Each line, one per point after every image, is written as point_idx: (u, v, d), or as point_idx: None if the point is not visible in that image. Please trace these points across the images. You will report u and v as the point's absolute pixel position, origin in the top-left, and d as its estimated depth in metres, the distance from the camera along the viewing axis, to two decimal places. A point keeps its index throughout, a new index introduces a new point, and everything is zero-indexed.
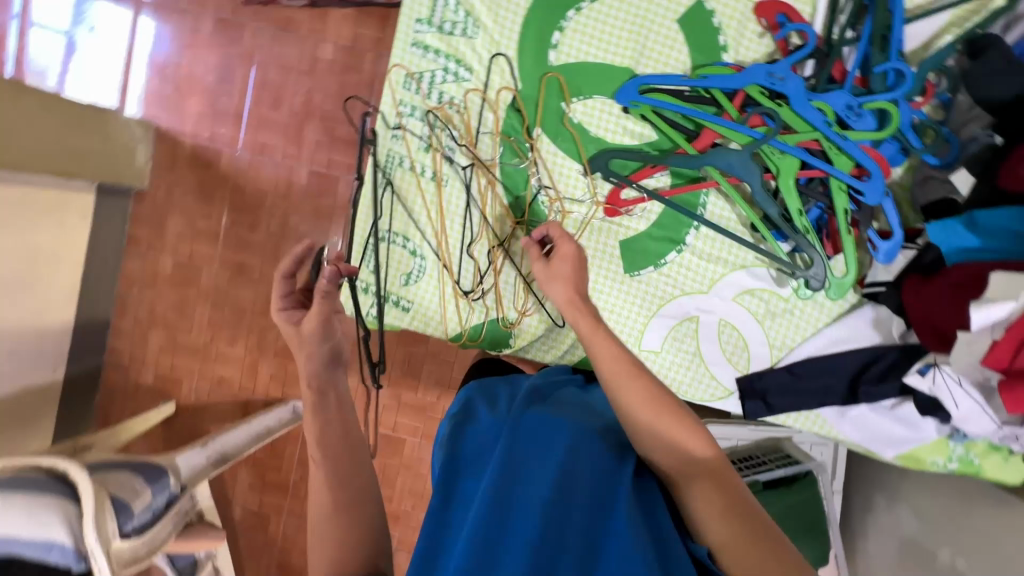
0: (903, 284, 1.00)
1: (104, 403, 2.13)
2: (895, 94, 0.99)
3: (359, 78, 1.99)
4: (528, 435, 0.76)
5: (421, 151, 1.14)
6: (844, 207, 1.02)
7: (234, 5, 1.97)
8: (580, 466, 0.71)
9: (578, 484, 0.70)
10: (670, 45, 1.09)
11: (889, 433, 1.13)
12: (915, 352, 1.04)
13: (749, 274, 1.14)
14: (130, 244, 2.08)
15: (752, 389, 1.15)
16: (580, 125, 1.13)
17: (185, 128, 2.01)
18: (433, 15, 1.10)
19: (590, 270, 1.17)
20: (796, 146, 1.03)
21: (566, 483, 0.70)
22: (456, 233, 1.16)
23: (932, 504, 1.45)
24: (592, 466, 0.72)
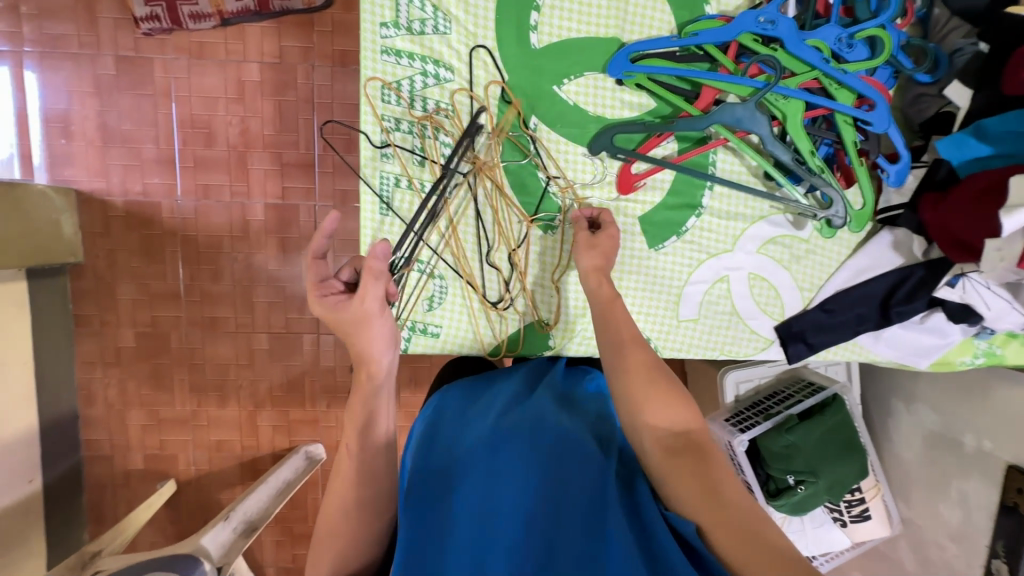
0: (921, 204, 1.03)
1: (94, 500, 1.94)
2: (882, 19, 0.99)
3: (295, 94, 1.79)
4: (519, 444, 0.83)
5: (419, 166, 1.06)
6: (852, 139, 1.04)
7: (134, 37, 1.73)
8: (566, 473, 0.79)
9: (566, 484, 0.78)
10: (652, 7, 1.05)
11: (921, 345, 1.17)
12: (939, 265, 1.07)
13: (769, 224, 1.15)
14: (79, 325, 1.86)
15: (790, 333, 1.17)
16: (577, 107, 1.08)
17: (112, 186, 1.80)
18: (399, 15, 1.00)
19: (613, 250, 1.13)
20: (797, 88, 1.02)
21: (555, 490, 0.78)
22: (471, 243, 1.09)
23: (947, 397, 1.54)
24: (579, 463, 0.80)
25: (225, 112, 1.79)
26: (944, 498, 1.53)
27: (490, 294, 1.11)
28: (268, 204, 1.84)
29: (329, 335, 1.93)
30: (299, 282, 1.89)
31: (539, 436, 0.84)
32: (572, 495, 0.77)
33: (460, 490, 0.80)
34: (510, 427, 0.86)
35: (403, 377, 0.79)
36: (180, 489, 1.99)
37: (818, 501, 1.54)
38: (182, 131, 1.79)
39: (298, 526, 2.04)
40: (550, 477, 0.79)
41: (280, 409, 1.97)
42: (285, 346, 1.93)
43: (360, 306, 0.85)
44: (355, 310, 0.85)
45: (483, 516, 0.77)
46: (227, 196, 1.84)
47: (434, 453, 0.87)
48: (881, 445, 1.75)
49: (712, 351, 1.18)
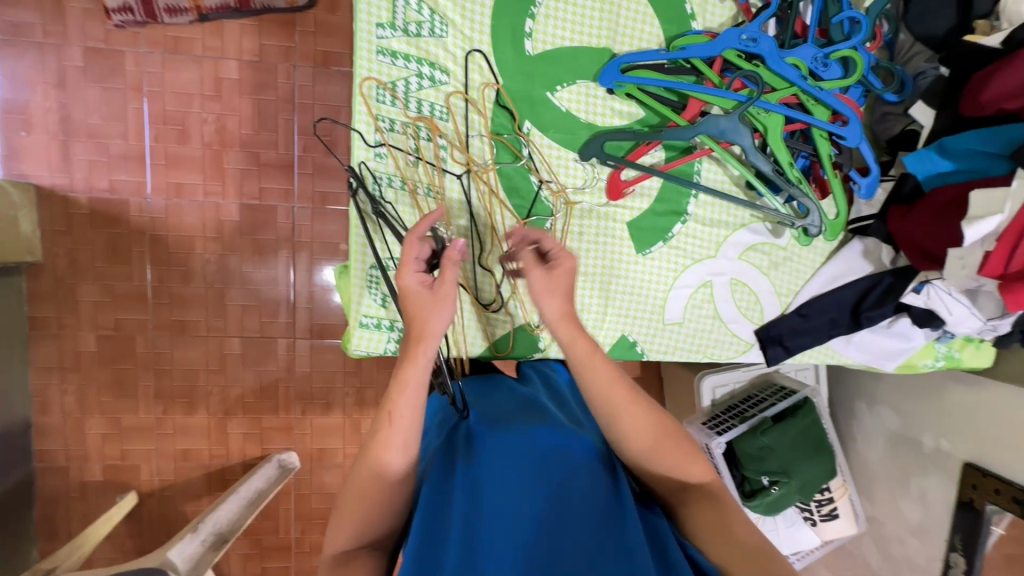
0: (889, 215, 1.10)
1: (46, 515, 1.82)
2: (854, 41, 1.05)
3: (275, 93, 1.76)
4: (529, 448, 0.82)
5: (413, 167, 1.06)
6: (827, 152, 1.10)
7: (104, 29, 1.67)
8: (574, 480, 0.79)
9: (582, 497, 0.77)
10: (642, 20, 1.09)
11: (886, 348, 1.23)
12: (906, 272, 1.14)
13: (750, 231, 1.20)
14: (35, 328, 1.76)
15: (769, 337, 1.21)
16: (569, 113, 1.10)
17: (76, 182, 1.71)
18: (395, 17, 1.01)
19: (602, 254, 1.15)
20: (778, 103, 1.07)
21: (568, 502, 0.77)
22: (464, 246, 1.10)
23: (907, 400, 1.62)
24: (587, 472, 0.80)
25: (200, 109, 1.74)
26: (904, 496, 1.61)
27: (486, 298, 1.12)
28: (244, 205, 1.80)
29: (305, 340, 1.89)
30: (275, 286, 1.85)
31: (549, 440, 0.83)
32: (585, 507, 0.76)
33: (473, 498, 0.78)
34: (523, 434, 0.84)
35: (401, 376, 0.77)
36: (141, 502, 1.89)
37: (791, 500, 1.59)
38: (154, 127, 1.73)
39: (267, 539, 1.97)
40: (564, 487, 0.78)
41: (251, 416, 1.90)
42: (258, 351, 1.87)
43: (440, 289, 0.78)
44: (433, 291, 0.78)
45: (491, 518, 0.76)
46: (201, 195, 1.78)
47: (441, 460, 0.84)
48: (846, 446, 1.83)
49: (696, 354, 1.21)
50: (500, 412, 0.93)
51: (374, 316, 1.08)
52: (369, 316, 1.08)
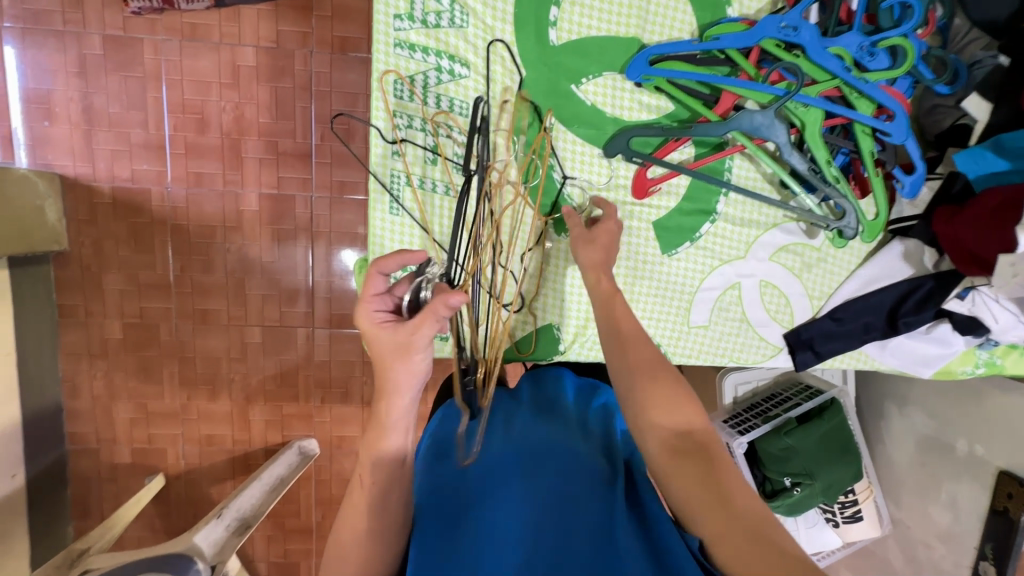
0: (934, 217, 1.04)
1: (79, 494, 1.89)
2: (905, 28, 0.98)
3: (292, 81, 1.73)
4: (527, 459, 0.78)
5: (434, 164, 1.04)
6: (870, 149, 1.03)
7: (122, 16, 1.65)
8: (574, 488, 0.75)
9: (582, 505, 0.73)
10: (674, 7, 1.03)
11: (924, 355, 1.17)
12: (949, 278, 1.07)
13: (782, 232, 1.14)
14: (64, 316, 1.79)
15: (799, 341, 1.17)
16: (594, 107, 1.05)
17: (98, 171, 1.72)
18: (413, 8, 0.96)
19: (627, 255, 1.11)
20: (818, 96, 1.00)
21: (567, 508, 0.73)
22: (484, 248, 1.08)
23: (941, 404, 1.56)
24: (587, 481, 0.76)
25: (218, 97, 1.72)
26: (934, 502, 1.56)
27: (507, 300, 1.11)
28: (263, 194, 1.79)
29: (323, 329, 1.89)
30: (294, 275, 1.85)
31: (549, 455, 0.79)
32: (584, 516, 0.72)
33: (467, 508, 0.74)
34: (526, 442, 0.81)
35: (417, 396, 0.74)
36: (168, 484, 1.94)
37: (813, 502, 1.56)
38: (173, 116, 1.72)
39: (290, 522, 2.02)
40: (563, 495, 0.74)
41: (273, 403, 1.93)
42: (278, 340, 1.88)
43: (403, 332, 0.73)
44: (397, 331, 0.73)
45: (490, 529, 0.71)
46: (220, 185, 1.77)
47: (444, 466, 0.82)
48: (873, 446, 1.78)
49: (722, 358, 1.17)
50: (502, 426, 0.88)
51: None
52: None
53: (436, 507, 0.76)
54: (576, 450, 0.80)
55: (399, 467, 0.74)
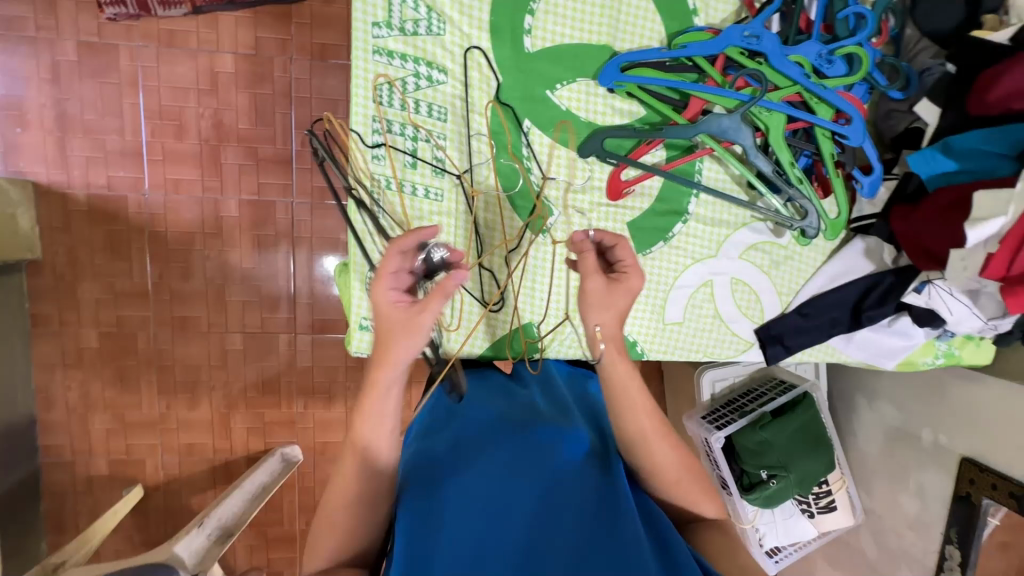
0: (891, 215, 1.10)
1: (54, 508, 1.85)
2: (859, 37, 1.04)
3: (271, 87, 1.74)
4: (514, 451, 0.80)
5: (413, 167, 1.05)
6: (830, 151, 1.08)
7: (97, 22, 1.64)
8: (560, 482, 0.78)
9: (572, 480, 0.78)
10: (644, 16, 1.07)
11: (887, 347, 1.23)
12: (908, 272, 1.14)
13: (751, 231, 1.19)
14: (37, 325, 1.76)
15: (769, 336, 1.21)
16: (569, 112, 1.09)
17: (73, 178, 1.70)
18: (391, 16, 0.99)
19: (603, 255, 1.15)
20: (780, 102, 1.05)
21: (554, 501, 0.76)
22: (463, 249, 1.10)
23: (906, 395, 1.63)
24: (572, 475, 0.79)
25: (197, 104, 1.72)
26: (903, 490, 1.62)
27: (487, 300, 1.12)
28: (243, 200, 1.79)
29: (306, 335, 1.89)
30: (276, 281, 1.85)
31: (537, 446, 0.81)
32: (570, 509, 0.75)
33: (454, 498, 0.76)
34: (514, 435, 0.83)
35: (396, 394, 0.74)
36: (147, 495, 1.91)
37: (789, 493, 1.60)
38: (150, 123, 1.71)
39: (273, 530, 2.00)
40: (551, 487, 0.77)
41: (254, 410, 1.91)
42: (260, 346, 1.88)
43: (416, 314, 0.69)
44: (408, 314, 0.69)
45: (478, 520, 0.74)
46: (199, 192, 1.77)
47: (429, 458, 0.83)
48: (844, 439, 1.85)
49: (697, 354, 1.21)
50: (488, 414, 0.90)
51: (373, 317, 1.08)
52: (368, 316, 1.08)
53: (420, 493, 0.78)
54: (562, 440, 0.83)
55: (381, 462, 0.75)
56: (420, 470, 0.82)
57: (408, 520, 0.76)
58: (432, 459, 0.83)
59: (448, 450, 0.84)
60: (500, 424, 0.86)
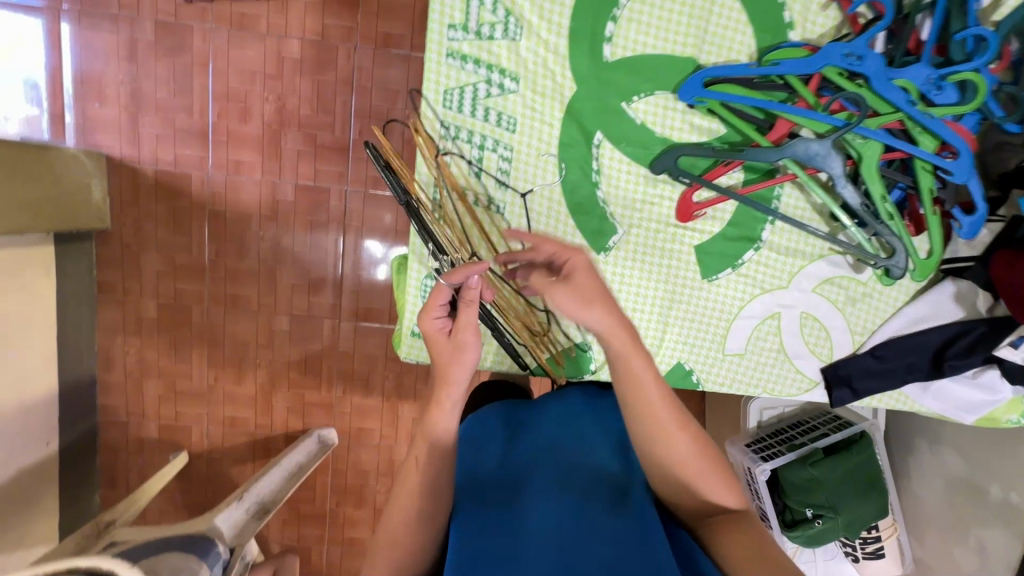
0: (993, 259, 1.01)
1: (107, 464, 1.95)
2: (977, 63, 0.93)
3: (334, 74, 1.73)
4: (550, 481, 0.83)
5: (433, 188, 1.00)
6: (929, 186, 0.99)
7: (174, 3, 1.68)
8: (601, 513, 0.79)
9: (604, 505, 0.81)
10: (733, 28, 1.00)
11: (965, 399, 1.13)
12: (1004, 325, 1.03)
13: (828, 264, 1.11)
14: (102, 291, 1.85)
15: (837, 377, 1.14)
16: (644, 126, 1.03)
17: (143, 154, 1.76)
18: (468, 18, 0.96)
19: (653, 288, 1.10)
20: (879, 129, 0.97)
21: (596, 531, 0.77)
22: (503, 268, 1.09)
23: (974, 445, 1.50)
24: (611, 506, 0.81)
25: (262, 88, 1.74)
26: (961, 544, 1.51)
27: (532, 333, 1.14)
28: (299, 185, 1.81)
29: (349, 322, 1.91)
30: (325, 265, 1.87)
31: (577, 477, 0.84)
32: (611, 537, 0.76)
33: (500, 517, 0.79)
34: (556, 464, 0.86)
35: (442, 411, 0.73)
36: (191, 461, 1.99)
37: (833, 536, 1.52)
38: (217, 104, 1.74)
39: (305, 507, 2.05)
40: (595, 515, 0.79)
41: (296, 391, 1.96)
42: (305, 329, 1.91)
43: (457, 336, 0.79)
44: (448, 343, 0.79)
45: (522, 544, 0.76)
46: (258, 174, 1.80)
47: (474, 473, 0.86)
48: (899, 482, 1.74)
49: (755, 388, 1.15)
50: (526, 436, 0.93)
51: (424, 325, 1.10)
52: (420, 323, 1.09)
53: (466, 500, 0.82)
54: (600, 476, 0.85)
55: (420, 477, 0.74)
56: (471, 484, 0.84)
57: (458, 522, 0.78)
58: (477, 483, 0.85)
59: (491, 475, 0.86)
60: (540, 451, 0.89)
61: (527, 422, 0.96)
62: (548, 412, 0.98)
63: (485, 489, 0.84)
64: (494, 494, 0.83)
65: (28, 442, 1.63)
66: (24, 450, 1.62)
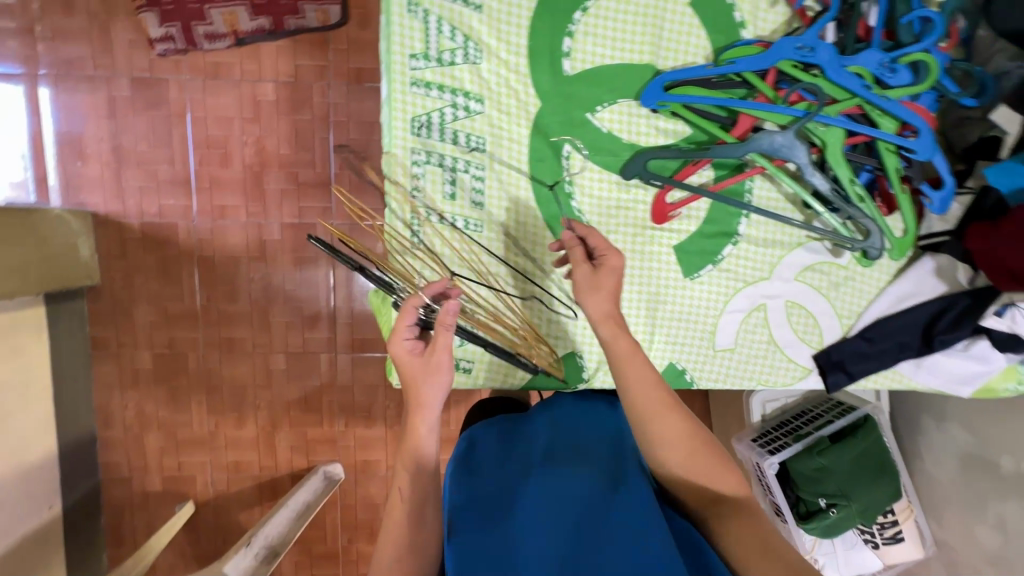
0: (967, 234, 1.00)
1: (112, 523, 1.92)
2: (926, 44, 0.96)
3: (311, 113, 1.76)
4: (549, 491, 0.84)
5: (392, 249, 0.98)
6: (894, 166, 1.01)
7: (148, 59, 1.72)
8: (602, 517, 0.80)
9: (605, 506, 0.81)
10: (687, 33, 1.03)
11: (960, 372, 1.13)
12: (986, 295, 1.04)
13: (807, 251, 1.12)
14: (96, 347, 1.84)
15: (830, 362, 1.14)
16: (610, 134, 1.05)
17: (127, 207, 1.78)
18: (428, 47, 0.98)
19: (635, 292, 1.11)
20: (838, 116, 0.99)
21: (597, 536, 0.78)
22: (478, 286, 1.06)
23: (979, 418, 1.50)
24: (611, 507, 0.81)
25: (241, 132, 1.77)
26: (980, 520, 1.49)
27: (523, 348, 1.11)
28: (285, 223, 1.82)
29: (346, 355, 1.91)
30: (317, 301, 1.87)
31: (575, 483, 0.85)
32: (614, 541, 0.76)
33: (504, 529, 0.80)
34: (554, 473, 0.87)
35: None
36: (197, 510, 1.96)
37: (850, 524, 1.51)
38: (198, 152, 1.77)
39: (317, 547, 2.02)
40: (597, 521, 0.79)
41: (299, 429, 1.95)
42: (302, 366, 1.91)
43: (432, 356, 0.83)
44: (423, 360, 0.83)
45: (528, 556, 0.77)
46: (243, 216, 1.82)
47: (476, 487, 0.88)
48: (910, 462, 1.73)
49: (749, 381, 1.15)
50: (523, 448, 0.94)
51: None
52: None
53: (470, 514, 0.83)
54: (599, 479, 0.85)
55: None
56: (474, 505, 0.84)
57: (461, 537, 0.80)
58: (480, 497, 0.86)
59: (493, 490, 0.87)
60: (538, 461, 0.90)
61: (521, 435, 0.97)
62: (546, 422, 0.99)
63: (486, 504, 0.85)
64: (497, 508, 0.84)
65: (29, 507, 1.61)
66: (26, 516, 1.60)
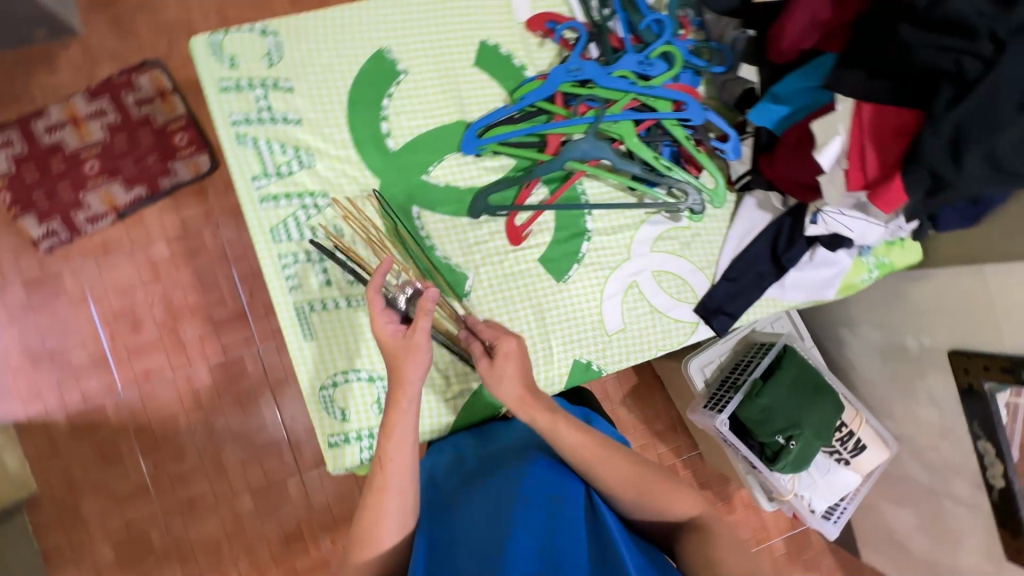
0: (760, 165, 1.18)
1: None
2: (664, 38, 1.17)
3: (208, 256, 1.84)
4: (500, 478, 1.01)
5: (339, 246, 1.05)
6: (683, 135, 1.19)
7: (37, 259, 1.78)
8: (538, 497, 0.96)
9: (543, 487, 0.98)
10: (481, 87, 1.21)
11: (819, 279, 1.28)
12: (800, 209, 1.21)
13: (651, 225, 1.27)
14: (50, 559, 1.75)
15: (709, 310, 1.27)
16: (449, 186, 1.20)
17: (50, 405, 1.77)
18: (266, 166, 1.11)
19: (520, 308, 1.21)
20: (622, 111, 1.17)
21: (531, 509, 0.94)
22: (374, 348, 1.13)
23: (877, 312, 1.66)
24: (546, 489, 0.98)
25: (145, 296, 1.82)
26: (917, 402, 1.60)
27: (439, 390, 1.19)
28: (212, 365, 1.84)
29: (312, 472, 1.87)
30: (267, 428, 1.86)
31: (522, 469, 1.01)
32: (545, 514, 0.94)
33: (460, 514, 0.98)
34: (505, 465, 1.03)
35: None
36: None
37: (813, 449, 1.59)
38: (108, 328, 1.80)
39: None
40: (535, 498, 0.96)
41: (286, 565, 1.84)
42: (270, 499, 1.85)
43: (412, 337, 0.92)
44: (406, 339, 0.92)
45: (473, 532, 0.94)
46: (170, 373, 1.83)
47: (441, 491, 1.06)
48: (849, 374, 1.85)
49: (650, 351, 1.26)
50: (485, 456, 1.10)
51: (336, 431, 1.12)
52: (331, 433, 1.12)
53: (433, 510, 1.02)
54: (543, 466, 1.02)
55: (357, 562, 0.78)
56: (433, 508, 1.03)
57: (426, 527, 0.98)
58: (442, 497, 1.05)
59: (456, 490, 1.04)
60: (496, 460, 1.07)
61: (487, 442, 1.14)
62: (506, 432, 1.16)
63: (446, 501, 1.03)
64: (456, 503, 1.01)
65: None
66: None
